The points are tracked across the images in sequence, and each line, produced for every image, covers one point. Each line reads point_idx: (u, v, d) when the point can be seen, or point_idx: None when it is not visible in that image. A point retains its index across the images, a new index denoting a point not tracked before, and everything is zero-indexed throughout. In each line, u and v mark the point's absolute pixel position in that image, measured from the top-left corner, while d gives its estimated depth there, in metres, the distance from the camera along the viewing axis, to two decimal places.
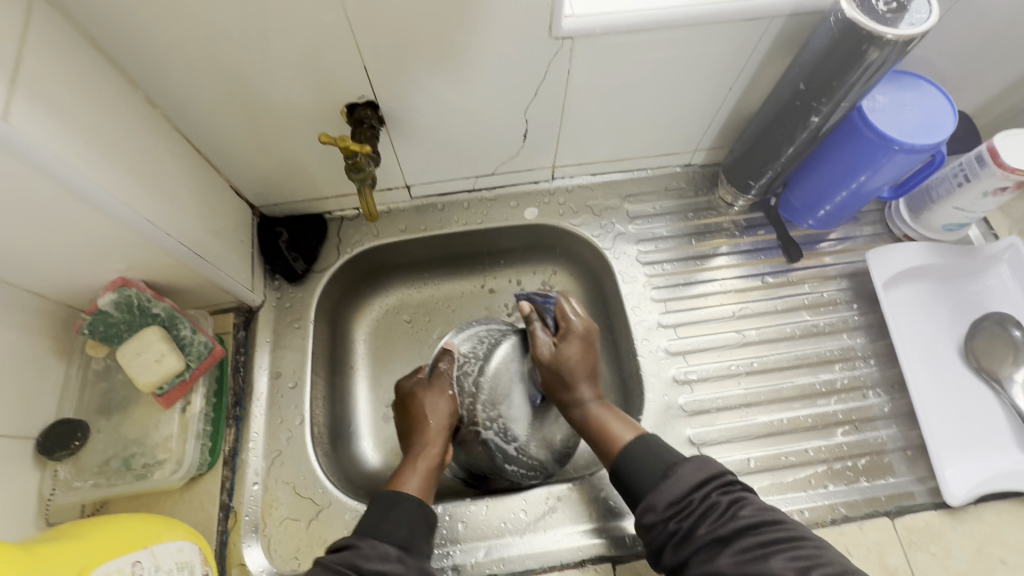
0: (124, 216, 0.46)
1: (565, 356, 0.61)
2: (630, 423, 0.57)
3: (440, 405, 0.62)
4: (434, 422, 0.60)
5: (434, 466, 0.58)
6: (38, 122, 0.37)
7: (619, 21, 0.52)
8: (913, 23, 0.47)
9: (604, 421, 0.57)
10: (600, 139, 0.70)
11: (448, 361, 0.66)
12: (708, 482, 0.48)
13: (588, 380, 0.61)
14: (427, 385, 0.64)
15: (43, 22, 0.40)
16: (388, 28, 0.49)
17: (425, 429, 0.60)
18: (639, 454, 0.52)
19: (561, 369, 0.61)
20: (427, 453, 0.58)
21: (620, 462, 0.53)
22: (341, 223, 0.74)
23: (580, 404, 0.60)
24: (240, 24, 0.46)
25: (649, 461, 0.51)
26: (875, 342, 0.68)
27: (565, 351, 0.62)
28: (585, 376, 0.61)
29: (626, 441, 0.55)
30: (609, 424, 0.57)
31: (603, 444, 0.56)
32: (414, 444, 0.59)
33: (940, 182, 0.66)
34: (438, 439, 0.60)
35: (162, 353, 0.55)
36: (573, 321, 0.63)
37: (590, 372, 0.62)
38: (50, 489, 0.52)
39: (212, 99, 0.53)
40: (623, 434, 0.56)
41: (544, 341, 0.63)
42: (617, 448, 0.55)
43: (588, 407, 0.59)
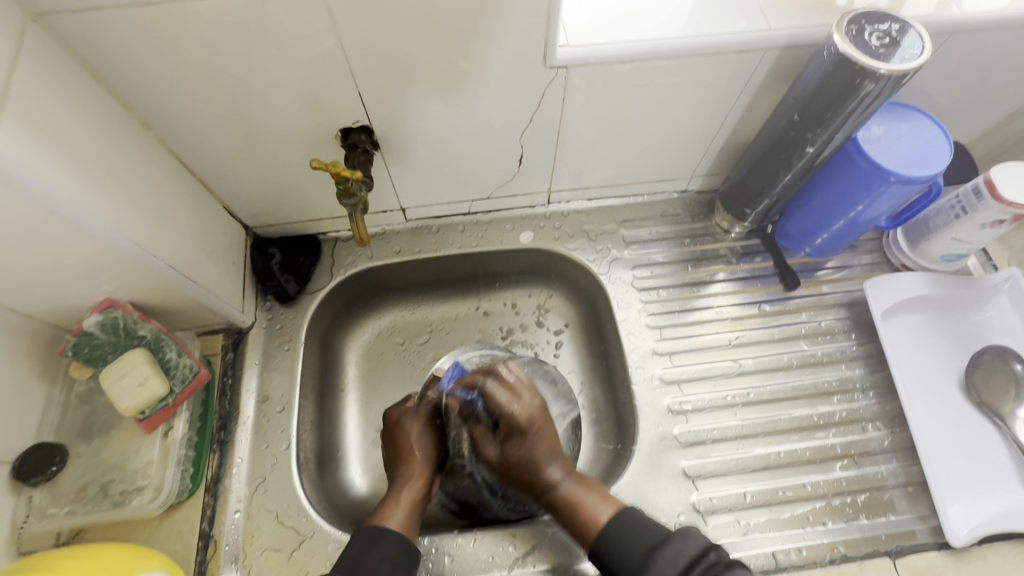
0: (112, 239, 0.45)
1: (518, 443, 0.56)
2: (605, 497, 0.54)
3: (425, 435, 0.62)
4: (420, 452, 0.60)
5: (419, 497, 0.57)
6: (26, 146, 0.37)
7: (613, 50, 0.52)
8: (906, 58, 0.47)
9: (579, 499, 0.54)
10: (596, 164, 0.70)
11: (436, 389, 0.64)
12: (693, 567, 0.45)
13: (553, 457, 0.56)
14: (413, 413, 0.63)
15: (36, 47, 0.40)
16: (384, 55, 0.49)
17: (412, 458, 0.59)
18: (620, 529, 0.50)
19: (518, 458, 0.56)
20: (412, 482, 0.57)
21: (598, 544, 0.50)
22: (336, 244, 0.74)
23: (550, 488, 0.55)
24: (235, 48, 0.46)
25: (628, 540, 0.49)
26: (874, 374, 0.67)
27: (517, 438, 0.56)
28: (549, 457, 0.55)
29: (605, 518, 0.52)
30: (584, 502, 0.53)
31: (578, 527, 0.53)
32: (400, 473, 0.58)
33: (937, 214, 0.66)
34: (423, 469, 0.59)
35: (145, 376, 0.54)
36: (519, 404, 0.56)
37: (552, 446, 0.56)
38: (24, 516, 0.50)
39: (206, 121, 0.53)
40: (601, 513, 0.52)
41: (489, 442, 0.59)
42: (595, 527, 0.51)
43: (560, 487, 0.55)
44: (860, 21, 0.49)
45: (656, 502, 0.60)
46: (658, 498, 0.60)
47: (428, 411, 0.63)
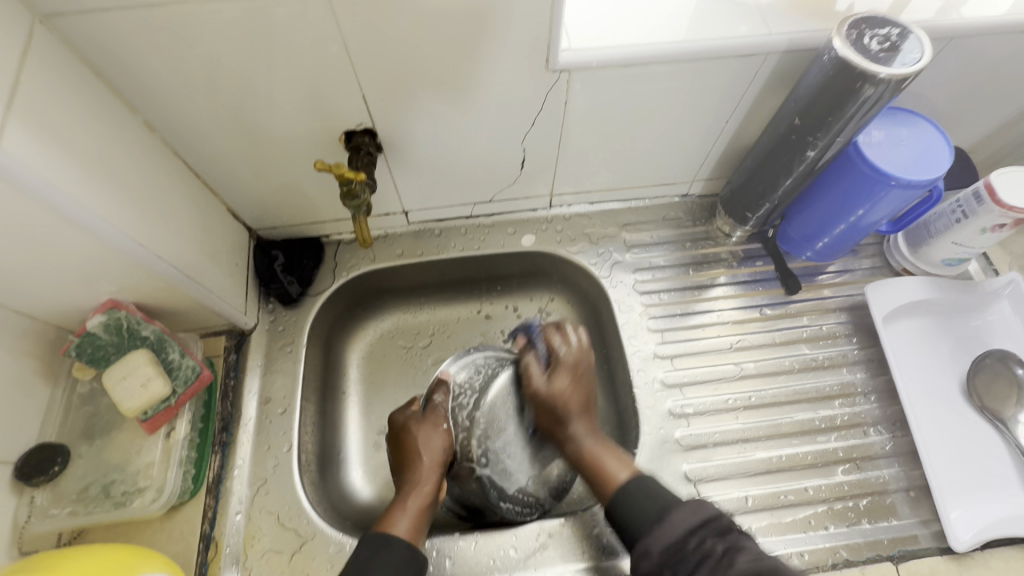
0: (117, 240, 0.46)
1: (560, 388, 0.61)
2: (624, 461, 0.56)
3: (435, 441, 0.60)
4: (429, 458, 0.59)
5: (426, 506, 0.56)
6: (33, 146, 0.37)
7: (615, 54, 0.52)
8: (906, 62, 0.47)
9: (600, 458, 0.56)
10: (598, 168, 0.70)
11: (443, 394, 0.64)
12: (703, 527, 0.46)
13: (584, 416, 0.60)
14: (420, 417, 0.62)
15: (42, 48, 0.40)
16: (387, 58, 0.50)
17: (419, 466, 0.58)
18: (636, 487, 0.51)
19: (557, 403, 0.60)
20: (419, 491, 0.56)
21: (614, 498, 0.52)
22: (338, 247, 0.74)
23: (575, 439, 0.59)
24: (240, 50, 0.47)
25: (643, 499, 0.50)
26: (875, 378, 0.67)
27: (559, 382, 0.61)
28: (581, 412, 0.60)
29: (624, 477, 0.54)
30: (603, 460, 0.56)
31: (597, 482, 0.55)
32: (407, 480, 0.57)
33: (937, 219, 0.66)
34: (431, 476, 0.57)
35: (148, 377, 0.54)
36: (569, 351, 0.63)
37: (585, 406, 0.61)
38: (25, 516, 0.50)
39: (211, 124, 0.53)
40: (620, 470, 0.55)
41: (540, 372, 0.63)
42: (614, 484, 0.53)
43: (586, 438, 0.58)
44: (860, 26, 0.49)
45: None
46: None
47: (434, 416, 0.62)
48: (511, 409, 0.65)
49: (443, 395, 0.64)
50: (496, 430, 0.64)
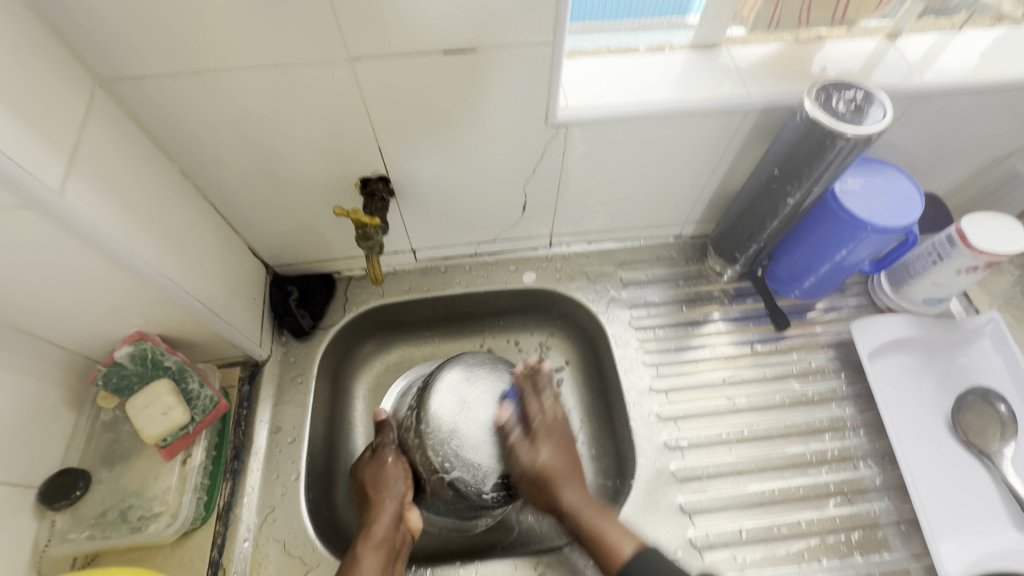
0: (153, 278, 0.50)
1: (545, 457, 0.59)
2: (627, 530, 0.54)
3: (384, 476, 0.60)
4: (379, 495, 0.59)
5: (383, 544, 0.55)
6: (88, 196, 0.42)
7: (608, 111, 0.58)
8: (872, 122, 0.52)
9: (601, 530, 0.55)
10: (595, 211, 0.75)
11: (387, 432, 0.63)
12: None
13: (574, 483, 0.58)
14: (370, 459, 0.62)
15: (100, 109, 0.46)
16: (402, 114, 0.55)
17: (373, 506, 0.58)
18: (645, 564, 0.51)
19: (546, 472, 0.58)
20: (371, 533, 0.55)
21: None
22: (349, 282, 0.78)
23: (570, 509, 0.56)
24: (270, 108, 0.52)
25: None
26: (864, 413, 0.69)
27: (544, 452, 0.59)
28: (573, 479, 0.58)
29: (628, 551, 0.52)
30: (606, 533, 0.54)
31: (601, 556, 0.53)
32: (363, 523, 0.57)
33: (916, 260, 0.70)
34: (383, 513, 0.57)
35: (169, 406, 0.57)
36: (545, 417, 0.61)
37: (573, 470, 0.59)
38: (46, 539, 0.53)
39: (240, 171, 0.59)
40: (623, 543, 0.53)
41: (524, 448, 0.59)
42: (619, 560, 0.52)
43: (581, 509, 0.56)
44: (829, 89, 0.55)
45: (655, 536, 0.61)
46: (657, 532, 0.61)
47: (383, 454, 0.62)
48: (452, 409, 0.60)
49: (389, 434, 0.63)
50: (449, 435, 0.59)
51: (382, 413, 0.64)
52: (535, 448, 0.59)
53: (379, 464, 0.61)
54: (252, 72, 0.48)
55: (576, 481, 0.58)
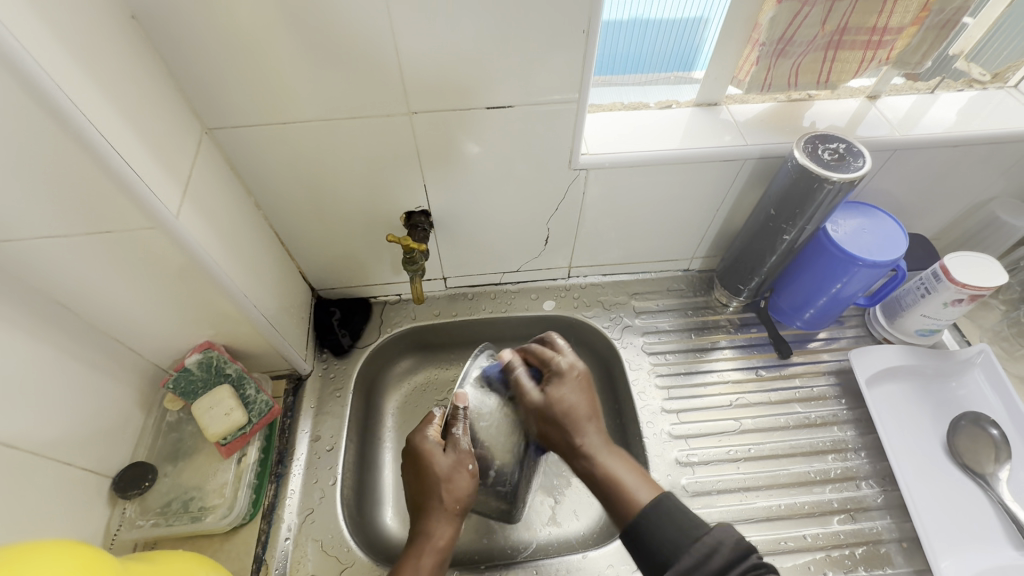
0: (231, 291, 0.57)
1: (558, 398, 0.60)
2: (643, 477, 0.55)
3: (455, 485, 0.58)
4: (444, 504, 0.57)
5: (441, 556, 0.55)
6: (193, 220, 0.50)
7: (624, 157, 0.66)
8: (854, 168, 0.60)
9: (614, 471, 0.55)
10: (611, 245, 0.83)
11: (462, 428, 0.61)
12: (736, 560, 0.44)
13: (593, 422, 0.60)
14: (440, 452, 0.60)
15: (203, 151, 0.55)
16: (448, 157, 0.64)
17: (434, 514, 0.57)
18: (661, 514, 0.50)
19: (558, 412, 0.60)
20: (432, 545, 0.55)
21: (633, 526, 0.50)
22: (384, 307, 0.86)
23: (589, 450, 0.58)
24: (336, 151, 0.61)
25: (666, 527, 0.48)
26: (865, 435, 0.74)
27: (558, 391, 0.61)
28: (589, 419, 0.60)
29: (643, 499, 0.52)
30: (622, 475, 0.55)
31: (616, 498, 0.53)
32: (424, 528, 0.57)
33: (907, 294, 0.76)
34: (444, 529, 0.56)
35: (231, 407, 0.65)
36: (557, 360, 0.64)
37: (592, 414, 0.61)
38: (116, 526, 0.59)
39: (302, 204, 0.68)
40: (641, 495, 0.53)
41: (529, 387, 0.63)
42: (636, 505, 0.52)
43: (597, 452, 0.57)
44: (815, 141, 0.63)
45: None
46: None
47: (460, 457, 0.59)
48: None
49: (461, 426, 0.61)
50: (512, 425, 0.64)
51: (460, 396, 0.62)
52: (549, 393, 0.61)
53: (455, 455, 0.59)
54: (328, 123, 0.58)
55: (591, 424, 0.59)
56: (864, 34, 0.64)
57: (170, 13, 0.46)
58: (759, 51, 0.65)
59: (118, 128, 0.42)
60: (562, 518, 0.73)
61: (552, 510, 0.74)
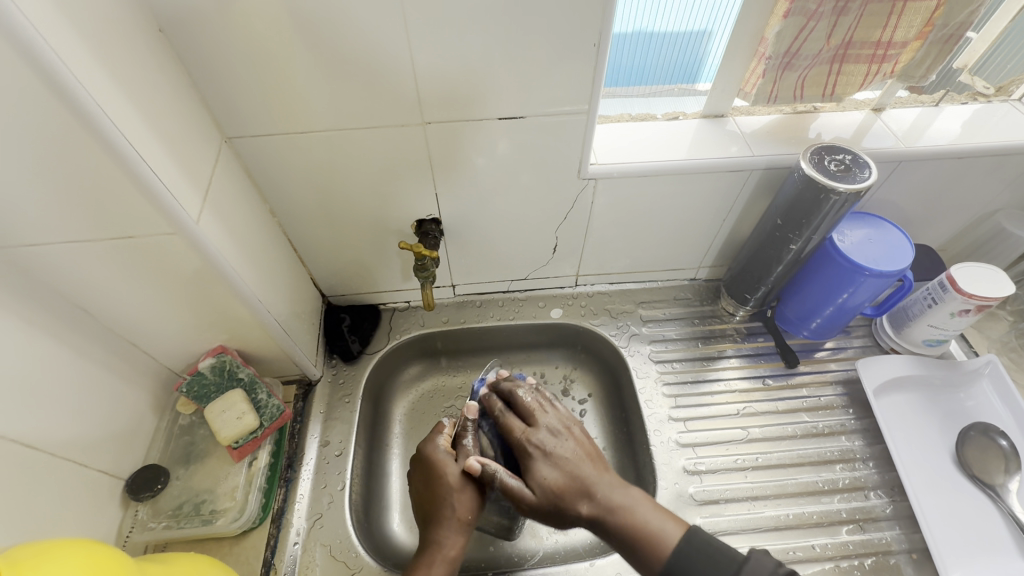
0: (247, 296, 0.58)
1: (545, 476, 0.56)
2: (666, 517, 0.53)
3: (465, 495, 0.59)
4: (453, 515, 0.57)
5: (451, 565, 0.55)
6: (212, 226, 0.52)
7: (632, 167, 0.67)
8: (860, 179, 0.61)
9: (633, 521, 0.52)
10: (618, 254, 0.84)
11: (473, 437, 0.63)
12: None
13: (592, 479, 0.55)
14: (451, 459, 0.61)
15: (223, 158, 0.57)
16: (459, 166, 0.65)
17: (445, 523, 0.57)
18: (694, 552, 0.49)
19: (550, 494, 0.55)
20: (443, 555, 0.55)
21: (669, 572, 0.49)
22: (393, 313, 0.87)
23: (600, 509, 0.54)
24: (351, 161, 0.63)
25: (697, 565, 0.48)
26: (873, 446, 0.74)
27: (542, 472, 0.56)
28: (586, 482, 0.55)
29: (671, 542, 0.51)
30: (644, 523, 0.52)
31: (644, 551, 0.51)
32: (433, 538, 0.56)
33: (914, 304, 0.76)
34: (456, 539, 0.56)
35: (243, 411, 0.66)
36: (528, 433, 0.59)
37: (587, 468, 0.56)
38: (129, 527, 0.60)
39: (316, 211, 0.69)
40: (668, 532, 0.52)
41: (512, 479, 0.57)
42: (664, 551, 0.50)
43: (611, 508, 0.53)
44: (821, 152, 0.64)
45: None
46: None
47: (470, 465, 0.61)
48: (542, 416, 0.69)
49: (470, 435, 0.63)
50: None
51: (471, 408, 0.64)
52: (532, 472, 0.56)
53: (468, 461, 0.61)
54: (344, 132, 0.59)
55: (591, 481, 0.55)
56: (868, 48, 0.65)
57: (195, 26, 0.48)
58: (766, 65, 0.66)
59: (144, 136, 0.44)
60: (569, 527, 0.73)
61: None
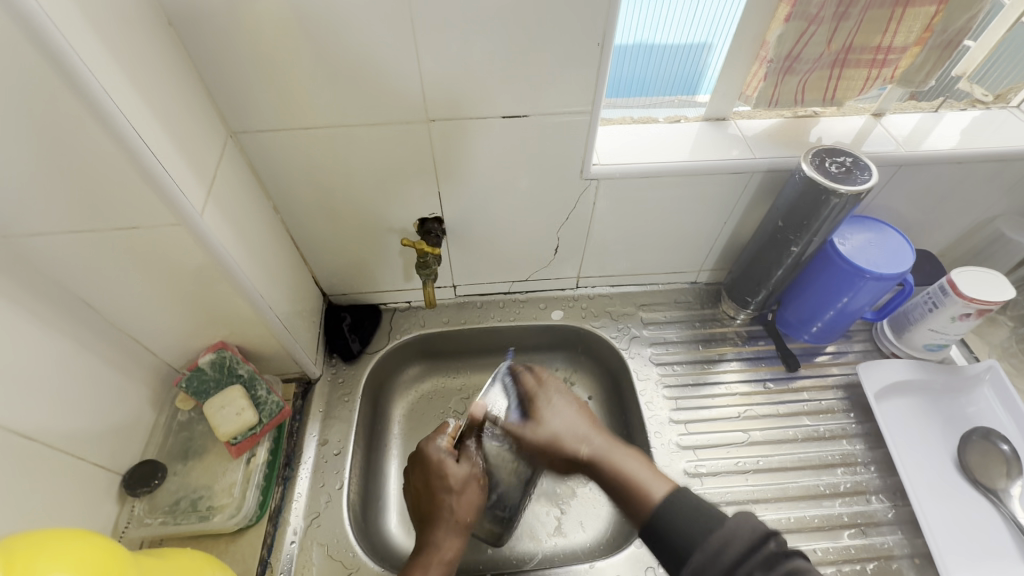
0: (249, 291, 0.58)
1: (550, 428, 0.62)
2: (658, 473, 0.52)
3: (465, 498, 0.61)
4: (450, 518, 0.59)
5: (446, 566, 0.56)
6: (216, 219, 0.52)
7: (635, 167, 0.68)
8: (861, 181, 0.61)
9: (622, 471, 0.54)
10: (619, 257, 0.84)
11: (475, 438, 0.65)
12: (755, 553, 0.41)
13: (593, 433, 0.59)
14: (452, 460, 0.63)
15: (227, 153, 0.57)
16: (463, 165, 0.66)
17: (443, 526, 0.59)
18: (678, 509, 0.47)
19: (552, 443, 0.61)
20: (440, 558, 0.56)
21: (658, 529, 0.47)
22: (394, 314, 0.87)
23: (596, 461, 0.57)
24: (355, 158, 0.63)
25: (682, 522, 0.46)
26: (874, 450, 0.73)
27: (548, 424, 0.62)
28: (587, 432, 0.59)
29: (657, 495, 0.50)
30: (635, 473, 0.53)
31: (630, 499, 0.51)
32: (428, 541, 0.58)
33: (914, 308, 0.76)
34: (451, 542, 0.58)
35: (242, 407, 0.65)
36: (538, 393, 0.65)
37: (589, 428, 0.60)
38: (125, 523, 0.60)
39: (319, 208, 0.69)
40: (655, 489, 0.50)
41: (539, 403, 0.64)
42: (650, 503, 0.49)
43: (608, 453, 0.56)
44: (822, 155, 0.64)
45: None
46: None
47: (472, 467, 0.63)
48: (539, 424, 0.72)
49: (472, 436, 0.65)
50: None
51: (477, 409, 0.65)
52: (547, 412, 0.63)
53: (469, 463, 0.63)
54: (348, 129, 0.59)
55: (591, 433, 0.59)
56: (869, 53, 0.66)
57: (203, 18, 0.48)
58: (767, 68, 0.67)
59: (150, 125, 0.44)
60: (568, 530, 0.73)
61: (558, 521, 0.73)
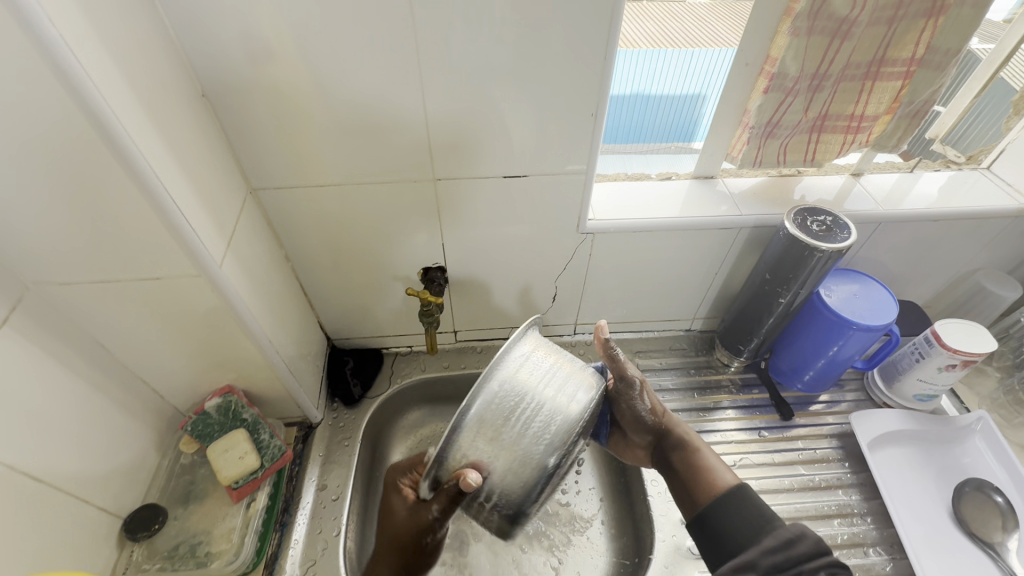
0: (258, 336, 0.61)
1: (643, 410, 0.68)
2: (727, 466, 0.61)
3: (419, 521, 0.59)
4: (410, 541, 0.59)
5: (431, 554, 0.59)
6: (233, 270, 0.55)
7: (628, 223, 0.72)
8: (841, 239, 0.64)
9: (704, 463, 0.61)
10: (615, 305, 0.87)
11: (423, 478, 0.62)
12: (817, 558, 0.46)
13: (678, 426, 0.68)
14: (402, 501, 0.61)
15: (247, 207, 0.61)
16: (465, 218, 0.69)
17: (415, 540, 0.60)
18: (732, 500, 0.54)
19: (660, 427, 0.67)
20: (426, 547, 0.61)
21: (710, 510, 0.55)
22: (395, 358, 0.89)
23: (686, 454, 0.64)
24: (363, 213, 0.67)
25: (740, 516, 0.53)
26: (870, 500, 0.74)
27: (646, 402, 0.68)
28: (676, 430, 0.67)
29: (728, 479, 0.58)
30: (711, 467, 0.61)
31: (701, 485, 0.59)
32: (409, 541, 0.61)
33: (903, 358, 0.79)
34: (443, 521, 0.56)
35: (245, 451, 0.67)
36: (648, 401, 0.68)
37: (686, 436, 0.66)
38: (123, 567, 0.60)
39: (328, 258, 0.73)
40: (726, 476, 0.59)
41: (631, 369, 0.68)
42: (718, 485, 0.58)
43: (685, 434, 0.66)
44: (804, 214, 0.69)
45: None
46: None
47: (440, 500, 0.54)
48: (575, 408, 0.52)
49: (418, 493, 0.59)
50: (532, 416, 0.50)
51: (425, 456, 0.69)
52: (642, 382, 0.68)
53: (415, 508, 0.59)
54: (359, 185, 0.64)
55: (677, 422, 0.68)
56: (843, 120, 0.71)
57: (234, 90, 0.53)
58: (750, 133, 0.71)
59: (180, 183, 0.47)
60: None
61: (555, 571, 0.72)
